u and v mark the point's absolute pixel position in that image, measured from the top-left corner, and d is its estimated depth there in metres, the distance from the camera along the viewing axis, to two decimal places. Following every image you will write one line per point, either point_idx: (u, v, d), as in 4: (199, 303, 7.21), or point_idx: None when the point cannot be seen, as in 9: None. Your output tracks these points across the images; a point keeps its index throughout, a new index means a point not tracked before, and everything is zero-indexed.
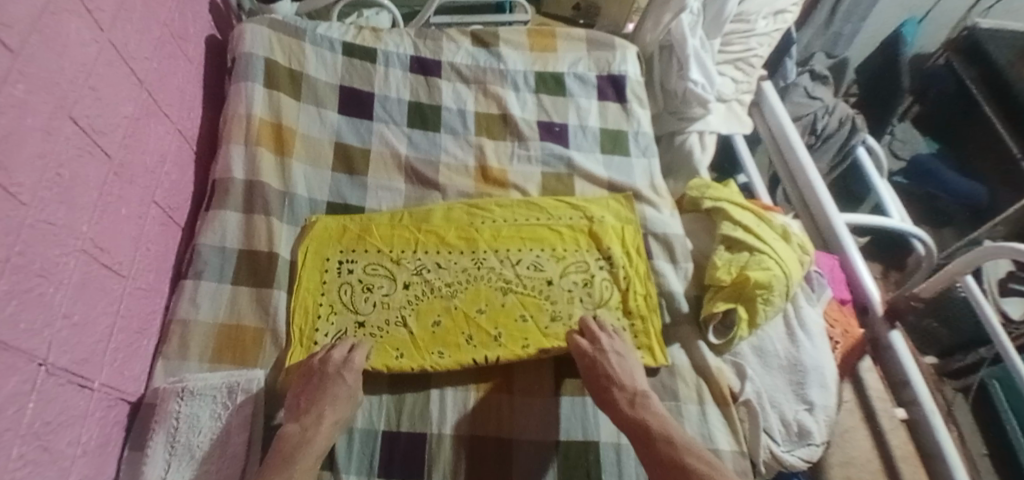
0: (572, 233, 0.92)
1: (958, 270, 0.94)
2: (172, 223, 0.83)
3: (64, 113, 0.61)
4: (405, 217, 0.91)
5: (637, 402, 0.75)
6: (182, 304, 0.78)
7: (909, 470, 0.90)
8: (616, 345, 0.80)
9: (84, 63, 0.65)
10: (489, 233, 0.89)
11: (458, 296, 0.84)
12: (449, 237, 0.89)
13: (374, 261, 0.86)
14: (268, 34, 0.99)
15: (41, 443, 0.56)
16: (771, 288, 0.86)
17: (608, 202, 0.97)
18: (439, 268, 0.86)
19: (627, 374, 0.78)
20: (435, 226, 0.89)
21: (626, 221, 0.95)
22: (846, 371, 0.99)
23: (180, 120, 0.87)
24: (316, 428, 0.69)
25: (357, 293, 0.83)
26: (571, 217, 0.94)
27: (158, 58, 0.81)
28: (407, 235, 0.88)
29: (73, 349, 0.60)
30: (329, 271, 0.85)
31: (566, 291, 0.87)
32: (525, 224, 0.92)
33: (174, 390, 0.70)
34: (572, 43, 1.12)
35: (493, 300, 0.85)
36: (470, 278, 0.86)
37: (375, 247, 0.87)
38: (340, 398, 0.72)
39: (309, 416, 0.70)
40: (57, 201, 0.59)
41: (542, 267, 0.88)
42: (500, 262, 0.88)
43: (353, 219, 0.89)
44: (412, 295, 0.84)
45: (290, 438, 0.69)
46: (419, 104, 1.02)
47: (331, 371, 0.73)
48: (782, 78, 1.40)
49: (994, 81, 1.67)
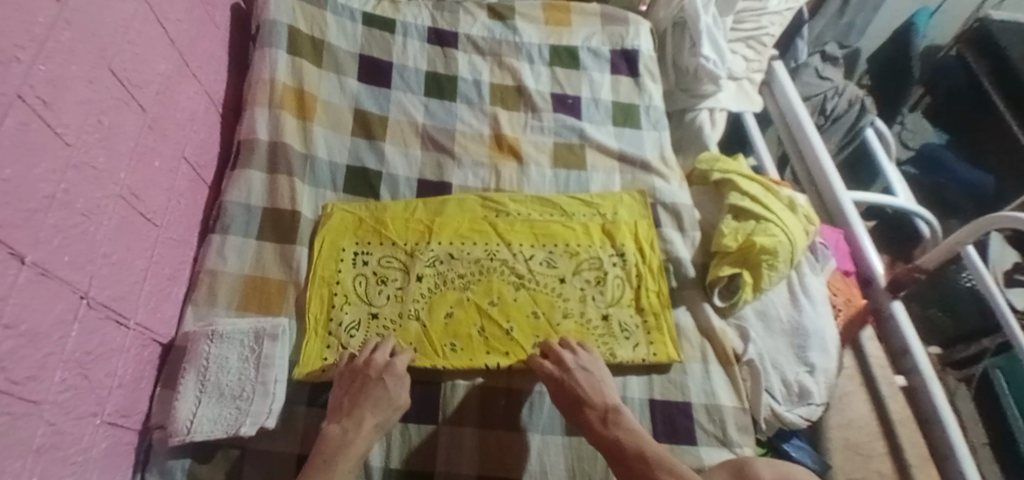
0: (585, 230, 0.93)
1: (958, 242, 0.96)
2: (200, 181, 0.86)
3: (104, 64, 0.63)
4: (419, 208, 0.92)
5: (609, 420, 0.75)
6: (210, 256, 0.82)
7: (906, 434, 0.92)
8: (582, 360, 0.79)
9: (124, 19, 0.68)
10: (502, 227, 0.91)
11: (471, 288, 0.86)
12: (462, 228, 0.90)
13: (388, 254, 0.87)
14: (292, 2, 1.01)
15: (82, 371, 0.59)
16: (776, 254, 0.88)
17: (621, 198, 0.97)
18: (452, 259, 0.88)
19: (596, 391, 0.77)
20: (448, 219, 0.91)
21: (641, 216, 0.96)
22: (847, 339, 1.01)
23: (208, 83, 0.90)
24: (357, 430, 0.71)
25: (371, 285, 0.85)
26: (585, 214, 0.95)
27: (189, 21, 0.84)
28: (420, 227, 0.89)
29: (109, 287, 0.64)
30: (344, 262, 0.86)
31: (578, 289, 0.88)
32: (539, 220, 0.93)
33: (204, 333, 0.75)
34: (586, 18, 1.15)
35: (506, 294, 0.86)
36: (482, 270, 0.87)
37: (390, 240, 0.88)
38: (381, 399, 0.73)
39: (351, 418, 0.72)
40: (99, 146, 0.62)
41: (555, 264, 0.89)
42: (513, 255, 0.89)
43: (369, 210, 0.90)
44: (426, 288, 0.85)
45: (331, 439, 0.70)
46: (436, 74, 1.05)
47: (374, 376, 0.74)
48: (792, 59, 1.42)
49: (994, 61, 1.61)
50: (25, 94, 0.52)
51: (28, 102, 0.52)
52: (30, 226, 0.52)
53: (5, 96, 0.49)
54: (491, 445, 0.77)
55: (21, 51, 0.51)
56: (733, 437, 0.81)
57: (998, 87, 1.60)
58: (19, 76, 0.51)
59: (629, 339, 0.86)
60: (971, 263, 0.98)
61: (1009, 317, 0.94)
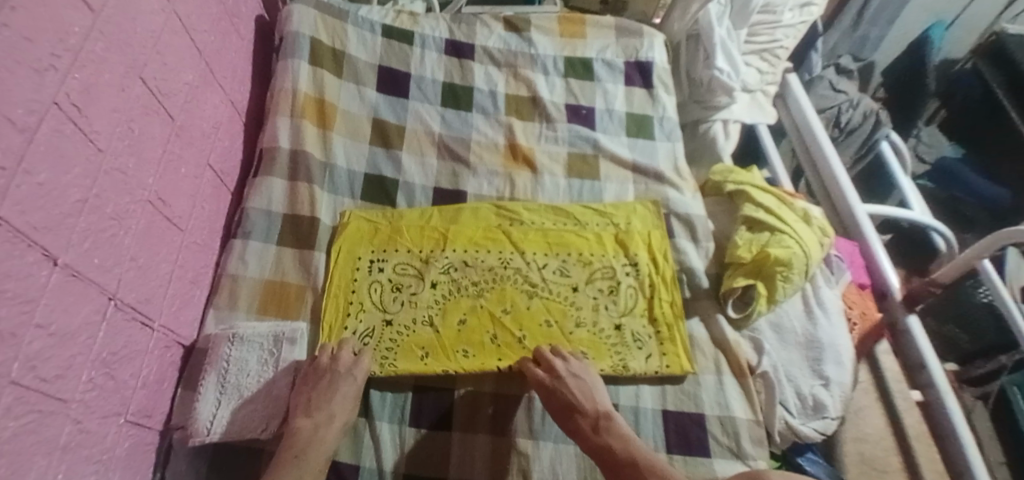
0: (598, 239, 0.93)
1: (976, 254, 0.95)
2: (223, 187, 0.88)
3: (134, 72, 0.65)
4: (435, 216, 0.93)
5: (600, 427, 0.76)
6: (232, 261, 0.83)
7: (922, 448, 0.92)
8: (573, 367, 0.79)
9: (154, 29, 0.70)
10: (516, 235, 0.92)
11: (485, 296, 0.86)
12: (476, 236, 0.91)
13: (403, 261, 0.88)
14: (314, 14, 1.03)
15: (108, 371, 0.60)
16: (791, 265, 0.88)
17: (635, 207, 0.98)
18: (466, 266, 0.89)
19: (587, 398, 0.77)
20: (463, 227, 0.92)
21: (654, 226, 0.96)
22: (864, 353, 1.00)
23: (232, 92, 0.92)
24: (328, 426, 0.72)
25: (386, 292, 0.85)
26: (598, 223, 0.96)
27: (214, 31, 0.86)
28: (435, 235, 0.90)
29: (136, 289, 0.65)
30: (360, 270, 0.87)
31: (591, 298, 0.89)
32: (552, 229, 0.94)
33: (226, 335, 0.77)
34: (601, 31, 1.16)
35: (519, 302, 0.87)
36: (495, 278, 0.88)
37: (405, 247, 0.89)
38: (348, 395, 0.75)
39: (321, 412, 0.73)
40: (128, 152, 0.64)
41: (568, 272, 0.90)
42: (526, 264, 0.90)
43: (385, 218, 0.91)
44: (440, 295, 0.86)
45: (302, 433, 0.71)
46: (452, 84, 1.06)
47: (342, 373, 0.75)
48: (806, 71, 1.44)
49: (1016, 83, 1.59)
50: (60, 101, 0.53)
51: (63, 108, 0.54)
52: (61, 229, 0.54)
53: (40, 103, 0.51)
54: (502, 454, 0.78)
55: (57, 60, 0.53)
56: (746, 449, 0.81)
57: (1019, 109, 1.58)
58: (55, 83, 0.53)
59: (642, 349, 0.86)
60: (987, 276, 0.98)
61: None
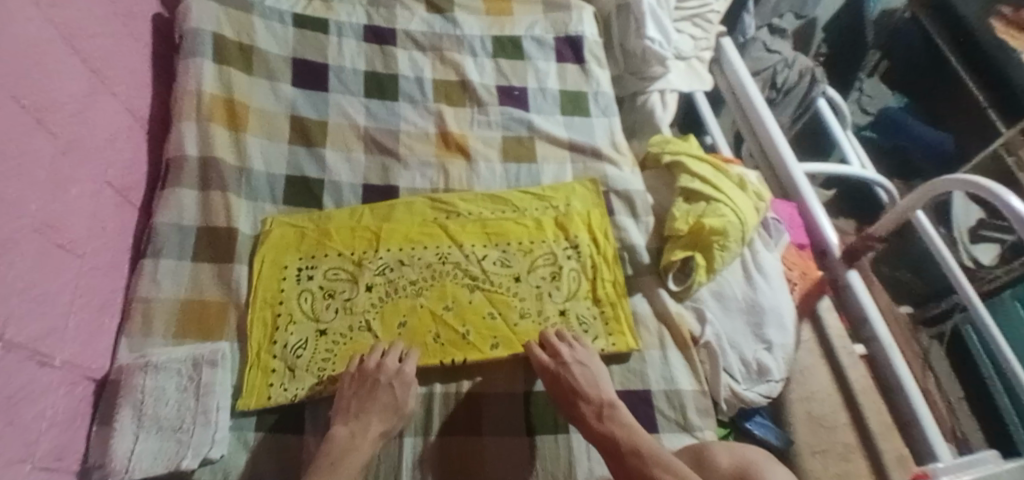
0: (538, 225, 0.92)
1: (909, 208, 0.95)
2: (127, 203, 0.83)
3: (7, 92, 0.61)
4: (366, 215, 0.90)
5: (604, 414, 0.73)
6: (143, 282, 0.79)
7: (869, 403, 0.91)
8: (578, 355, 0.79)
9: (26, 41, 0.65)
10: (453, 228, 0.89)
11: (424, 295, 0.84)
12: (412, 233, 0.88)
13: (335, 266, 0.85)
14: (217, 9, 0.98)
15: (6, 417, 0.56)
16: (726, 234, 0.88)
17: (574, 188, 0.96)
18: (403, 266, 0.86)
19: (592, 385, 0.76)
20: (398, 224, 0.89)
21: (594, 205, 0.95)
22: (806, 311, 0.99)
23: (130, 100, 0.86)
24: (364, 435, 0.71)
25: (318, 300, 0.82)
26: (537, 208, 0.94)
27: (102, 37, 0.81)
28: (367, 235, 0.87)
29: (32, 326, 0.61)
30: (287, 279, 0.83)
31: (534, 287, 0.87)
32: (491, 218, 0.91)
33: (138, 365, 0.73)
34: (528, 7, 1.14)
35: (460, 297, 0.84)
36: (434, 275, 0.86)
37: (336, 251, 0.86)
38: (387, 408, 0.73)
39: (358, 420, 0.72)
40: (6, 179, 0.59)
41: (510, 262, 0.88)
42: (465, 256, 0.88)
43: (313, 223, 0.88)
44: (376, 298, 0.83)
45: (339, 441, 0.69)
46: (375, 73, 1.02)
47: (385, 381, 0.74)
48: (740, 34, 1.41)
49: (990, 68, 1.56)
50: None
51: None
52: None
53: None
54: (454, 456, 0.76)
55: None
56: (693, 420, 0.81)
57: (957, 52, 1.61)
58: None
59: (588, 331, 0.85)
60: (922, 229, 0.99)
61: (967, 287, 0.94)
